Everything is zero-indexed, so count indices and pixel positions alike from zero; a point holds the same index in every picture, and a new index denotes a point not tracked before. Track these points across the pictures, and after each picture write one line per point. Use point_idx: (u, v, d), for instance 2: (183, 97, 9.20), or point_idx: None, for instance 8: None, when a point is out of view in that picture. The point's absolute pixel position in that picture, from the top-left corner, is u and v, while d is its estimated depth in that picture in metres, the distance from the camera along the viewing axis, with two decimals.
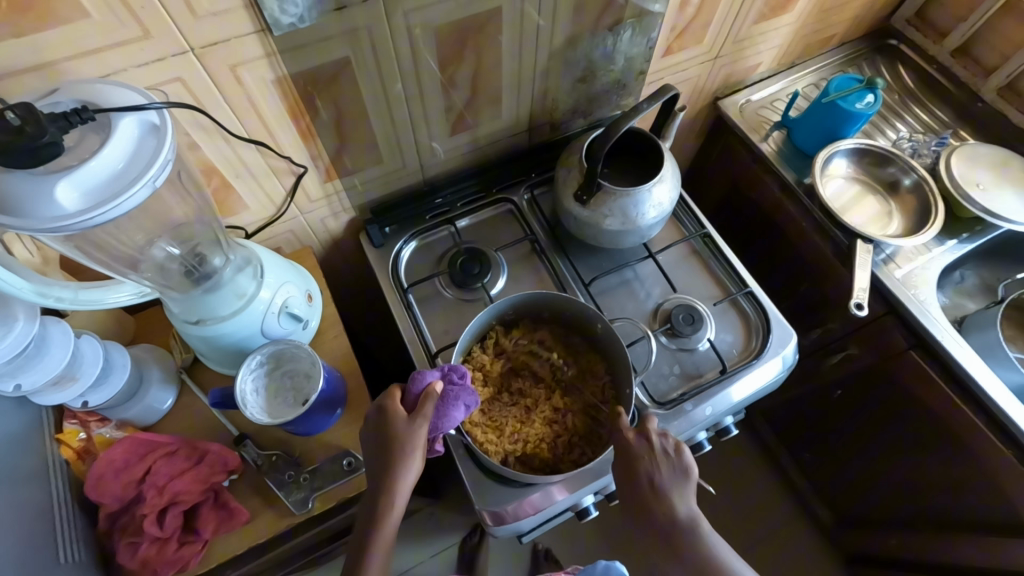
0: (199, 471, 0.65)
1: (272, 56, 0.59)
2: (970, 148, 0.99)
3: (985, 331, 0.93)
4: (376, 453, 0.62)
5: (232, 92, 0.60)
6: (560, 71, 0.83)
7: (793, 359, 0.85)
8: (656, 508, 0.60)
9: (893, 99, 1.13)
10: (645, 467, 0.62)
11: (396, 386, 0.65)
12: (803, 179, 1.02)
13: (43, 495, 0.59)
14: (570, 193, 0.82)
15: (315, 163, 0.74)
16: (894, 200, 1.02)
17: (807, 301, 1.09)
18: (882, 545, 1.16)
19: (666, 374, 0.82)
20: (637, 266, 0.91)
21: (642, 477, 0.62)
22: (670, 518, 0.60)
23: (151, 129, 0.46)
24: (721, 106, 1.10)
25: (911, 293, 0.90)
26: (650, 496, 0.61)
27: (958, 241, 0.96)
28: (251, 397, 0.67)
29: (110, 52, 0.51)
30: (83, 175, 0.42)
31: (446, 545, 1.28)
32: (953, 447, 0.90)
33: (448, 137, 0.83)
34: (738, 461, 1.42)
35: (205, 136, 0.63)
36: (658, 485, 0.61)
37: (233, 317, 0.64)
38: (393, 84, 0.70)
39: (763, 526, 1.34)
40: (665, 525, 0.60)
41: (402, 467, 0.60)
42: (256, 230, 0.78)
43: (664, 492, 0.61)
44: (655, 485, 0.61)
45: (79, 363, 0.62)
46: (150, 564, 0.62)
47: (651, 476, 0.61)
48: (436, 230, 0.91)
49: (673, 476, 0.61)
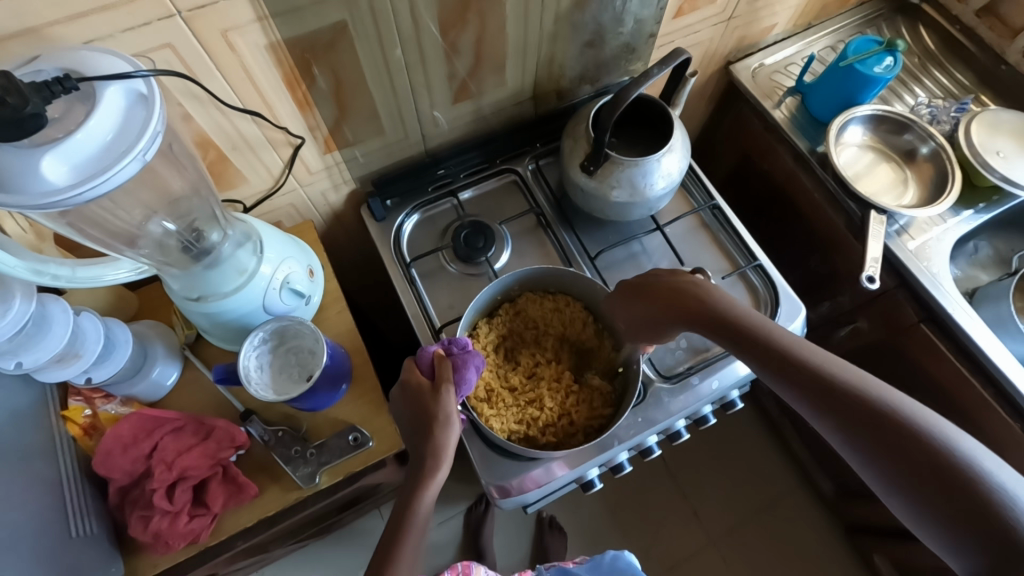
0: (206, 446, 0.65)
1: (264, 20, 0.56)
2: (992, 115, 0.96)
3: (997, 304, 0.91)
4: (414, 421, 0.62)
5: (224, 59, 0.57)
6: (568, 35, 0.80)
7: (801, 333, 0.84)
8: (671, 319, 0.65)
9: (913, 62, 1.08)
10: (649, 292, 0.67)
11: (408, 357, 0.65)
12: (816, 147, 0.99)
13: (53, 470, 0.60)
14: (576, 164, 0.80)
15: (314, 133, 0.72)
16: (910, 168, 0.99)
17: (816, 272, 1.07)
18: (881, 513, 1.18)
19: (673, 349, 0.81)
20: (644, 238, 0.89)
21: (650, 299, 0.67)
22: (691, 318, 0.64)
23: (138, 99, 0.44)
24: (733, 71, 1.06)
25: (924, 265, 0.88)
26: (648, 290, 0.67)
27: (974, 211, 0.93)
28: (255, 373, 0.67)
29: (96, 15, 0.48)
30: (70, 149, 0.40)
31: (452, 513, 1.30)
32: (958, 420, 0.90)
33: (450, 106, 0.80)
34: (741, 432, 1.43)
35: (198, 107, 0.60)
36: (668, 292, 0.66)
37: (235, 294, 0.63)
38: (393, 50, 0.67)
39: (763, 496, 1.36)
40: (691, 315, 0.64)
41: (443, 431, 0.60)
42: (254, 204, 0.77)
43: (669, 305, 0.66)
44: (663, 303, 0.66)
45: (82, 340, 0.61)
46: (162, 536, 0.63)
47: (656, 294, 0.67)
48: (439, 203, 0.89)
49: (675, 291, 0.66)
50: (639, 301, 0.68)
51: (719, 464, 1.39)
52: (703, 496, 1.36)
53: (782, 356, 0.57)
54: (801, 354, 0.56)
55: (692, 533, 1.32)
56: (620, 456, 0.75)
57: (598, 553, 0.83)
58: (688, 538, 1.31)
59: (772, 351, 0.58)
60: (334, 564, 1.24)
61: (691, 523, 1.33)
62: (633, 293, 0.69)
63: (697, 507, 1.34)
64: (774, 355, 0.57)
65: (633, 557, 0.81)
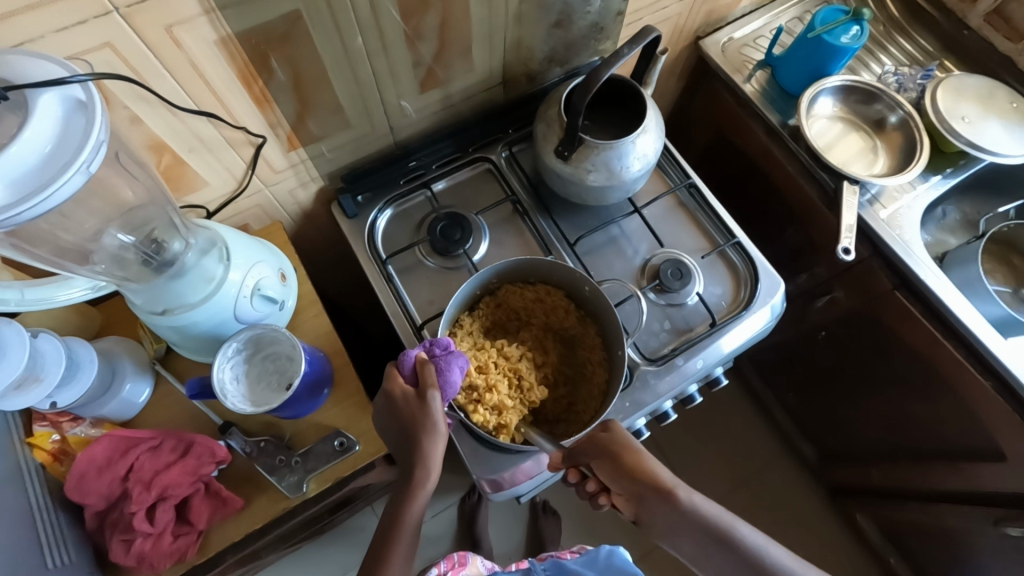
0: (186, 463, 0.63)
1: (212, 14, 0.53)
2: (956, 80, 0.97)
3: (966, 267, 0.93)
4: (403, 431, 0.61)
5: (171, 56, 0.54)
6: (534, 16, 0.77)
7: (781, 308, 0.85)
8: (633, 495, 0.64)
9: (878, 30, 1.08)
10: (619, 463, 0.64)
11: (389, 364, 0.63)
12: (787, 121, 0.99)
13: (22, 500, 0.57)
14: (550, 149, 0.78)
15: (275, 131, 0.69)
16: (879, 137, 1.00)
17: (792, 245, 1.08)
18: (862, 474, 1.22)
19: (657, 331, 0.81)
20: (622, 222, 0.88)
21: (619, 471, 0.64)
22: (660, 508, 0.63)
23: (77, 106, 0.40)
24: (702, 47, 1.05)
25: (896, 233, 0.89)
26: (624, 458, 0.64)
27: (942, 176, 0.95)
28: (231, 386, 0.64)
29: (22, 16, 0.44)
30: (5, 164, 0.37)
31: (446, 504, 1.30)
32: (933, 381, 0.93)
33: (417, 95, 0.78)
34: (726, 404, 1.46)
35: (148, 109, 0.57)
36: (648, 464, 0.63)
37: (203, 304, 0.60)
38: (353, 38, 0.64)
39: (749, 465, 1.40)
40: (661, 500, 0.62)
41: (429, 441, 0.59)
42: (218, 208, 0.73)
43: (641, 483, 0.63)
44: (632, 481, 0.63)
45: (42, 363, 0.58)
46: (146, 558, 0.61)
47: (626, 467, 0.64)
48: (412, 195, 0.86)
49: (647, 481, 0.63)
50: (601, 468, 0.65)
51: (706, 438, 1.42)
52: (692, 469, 1.38)
53: (743, 549, 0.59)
54: (761, 552, 0.59)
55: None
56: None
57: (594, 547, 0.84)
58: None
59: (734, 546, 0.60)
60: (330, 564, 1.24)
61: None
62: (597, 452, 0.65)
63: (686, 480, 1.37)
64: (729, 546, 0.59)
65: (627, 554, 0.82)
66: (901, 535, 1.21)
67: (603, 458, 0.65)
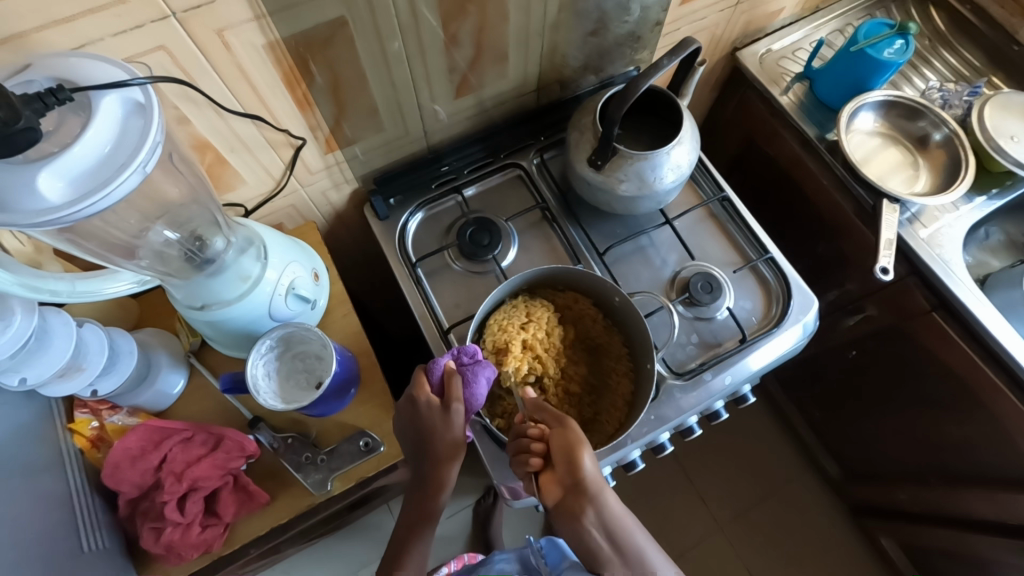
0: (215, 457, 0.64)
1: (261, 19, 0.54)
2: (1004, 98, 0.94)
3: (1010, 290, 0.90)
4: (420, 438, 0.62)
5: (220, 60, 0.55)
6: (571, 24, 0.77)
7: (813, 326, 0.83)
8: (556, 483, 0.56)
9: (922, 44, 1.05)
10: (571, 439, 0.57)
11: (417, 368, 0.64)
12: (825, 134, 0.97)
13: (61, 484, 0.59)
14: (583, 157, 0.78)
15: (314, 133, 0.70)
16: (921, 154, 0.97)
17: (824, 261, 1.06)
18: (889, 498, 1.18)
19: (684, 344, 0.80)
20: (653, 232, 0.87)
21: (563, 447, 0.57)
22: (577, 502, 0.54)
23: (136, 108, 0.42)
24: (738, 58, 1.04)
25: (936, 253, 0.87)
26: (564, 443, 0.57)
27: (987, 197, 0.92)
28: (263, 382, 0.66)
29: (84, 19, 0.46)
30: (67, 163, 0.39)
31: (461, 507, 1.30)
32: (969, 405, 0.90)
33: (452, 101, 0.78)
34: (749, 420, 1.43)
35: (195, 110, 0.59)
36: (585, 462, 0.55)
37: (239, 301, 0.62)
38: (392, 41, 0.64)
39: (771, 483, 1.36)
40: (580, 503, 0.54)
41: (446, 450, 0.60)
42: (255, 206, 0.75)
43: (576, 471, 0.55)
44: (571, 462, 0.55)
45: (85, 352, 0.60)
46: (175, 548, 0.62)
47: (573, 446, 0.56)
48: (443, 200, 0.87)
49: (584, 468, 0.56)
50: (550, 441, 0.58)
51: (727, 452, 1.39)
52: (711, 485, 1.36)
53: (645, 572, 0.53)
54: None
55: (701, 521, 1.32)
56: (631, 453, 0.74)
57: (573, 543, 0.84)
58: (697, 526, 1.32)
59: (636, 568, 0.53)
60: (345, 560, 1.25)
61: (700, 511, 1.33)
62: (560, 421, 0.60)
63: (705, 495, 1.35)
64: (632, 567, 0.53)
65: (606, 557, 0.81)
66: (929, 562, 1.17)
67: (560, 427, 0.59)
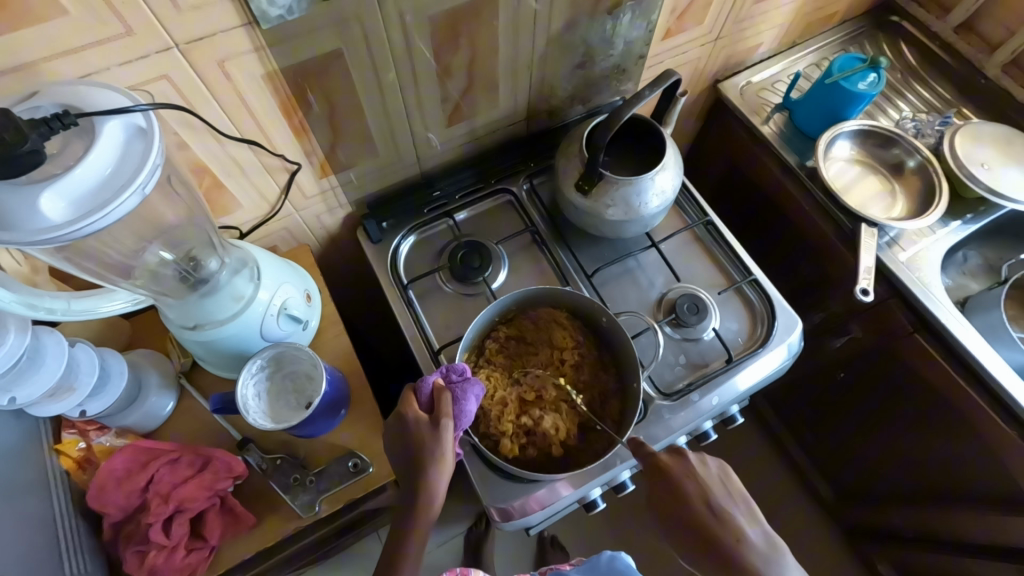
0: (203, 478, 0.63)
1: (261, 50, 0.57)
2: (973, 127, 0.98)
3: (988, 312, 0.92)
4: (408, 458, 0.62)
5: (220, 88, 0.57)
6: (559, 57, 0.81)
7: (798, 347, 0.84)
8: (735, 547, 0.56)
9: (894, 77, 1.11)
10: (744, 494, 0.61)
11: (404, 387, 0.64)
12: (805, 162, 1.01)
13: (45, 507, 0.58)
14: (571, 183, 0.81)
15: (310, 159, 0.72)
16: (897, 181, 1.00)
17: (808, 283, 1.08)
18: (883, 522, 1.17)
19: (672, 365, 0.81)
20: (640, 255, 0.89)
21: (741, 501, 0.60)
22: (763, 564, 0.54)
23: (137, 132, 0.44)
24: (720, 90, 1.08)
25: (915, 275, 0.89)
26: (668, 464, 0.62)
27: (962, 222, 0.95)
28: (253, 401, 0.66)
29: (92, 50, 0.48)
30: (68, 185, 0.40)
31: (451, 535, 1.28)
32: (955, 426, 0.91)
33: (444, 129, 0.81)
34: (741, 444, 1.43)
35: (195, 137, 0.61)
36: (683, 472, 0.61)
37: (232, 320, 0.63)
38: (387, 73, 0.67)
39: (765, 508, 1.36)
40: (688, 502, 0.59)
41: (435, 467, 0.60)
42: (251, 229, 0.77)
43: (756, 531, 0.57)
44: (754, 516, 0.59)
45: (76, 372, 0.60)
46: (158, 572, 0.61)
47: (748, 499, 0.61)
48: (435, 224, 0.89)
49: (763, 532, 0.57)
50: (726, 496, 0.60)
51: None
52: None
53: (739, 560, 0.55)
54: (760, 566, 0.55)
55: None
56: (620, 476, 0.75)
57: (596, 554, 0.80)
58: None
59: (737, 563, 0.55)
60: None
61: None
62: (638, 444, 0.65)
63: None
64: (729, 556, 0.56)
65: (631, 560, 0.77)
66: None
67: (727, 476, 0.62)
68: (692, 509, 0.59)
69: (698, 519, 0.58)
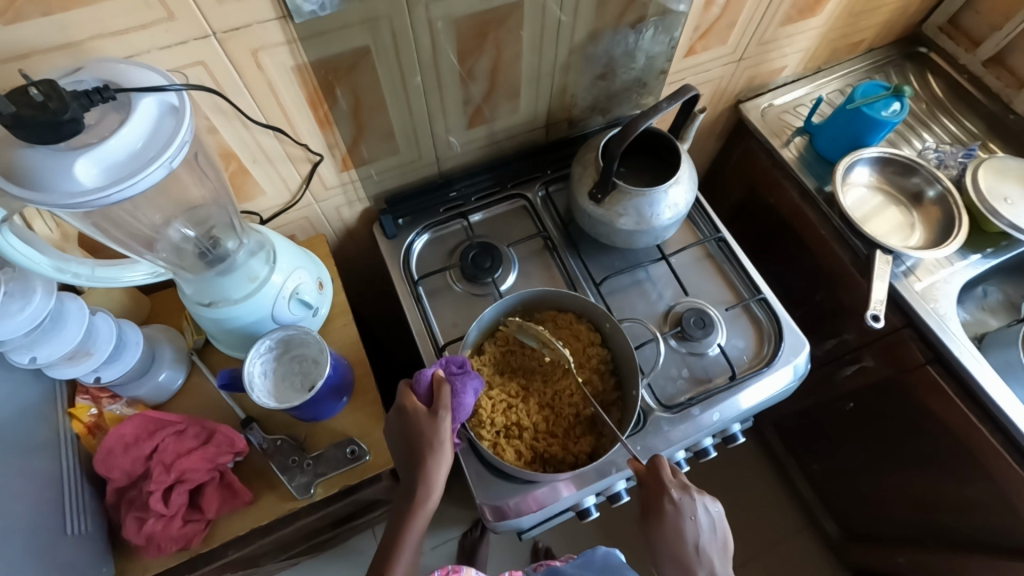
0: (205, 451, 0.65)
1: (293, 43, 0.59)
2: (998, 161, 0.96)
3: (1007, 349, 0.90)
4: (408, 447, 0.62)
5: (251, 77, 0.60)
6: (580, 67, 0.83)
7: (805, 369, 0.83)
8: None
9: (921, 108, 1.10)
10: (726, 535, 0.63)
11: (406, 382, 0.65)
12: (824, 186, 1.00)
13: (53, 465, 0.61)
14: (584, 190, 0.82)
15: (332, 151, 0.75)
16: (917, 210, 0.99)
17: (821, 308, 1.07)
18: (886, 560, 1.14)
19: (674, 377, 0.81)
20: (650, 267, 0.90)
21: (721, 541, 0.62)
22: None
23: (170, 110, 0.46)
24: (742, 110, 1.09)
25: (930, 306, 0.88)
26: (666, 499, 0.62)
27: (982, 255, 0.93)
28: (259, 380, 0.68)
29: (134, 33, 0.51)
30: (103, 153, 0.43)
31: (446, 538, 1.28)
32: (963, 463, 0.89)
33: (465, 130, 0.83)
34: (745, 470, 1.40)
35: (224, 121, 0.63)
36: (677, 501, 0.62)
37: (245, 300, 0.65)
38: (413, 76, 0.70)
39: (765, 537, 1.33)
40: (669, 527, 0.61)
41: (433, 457, 0.61)
42: (271, 216, 0.79)
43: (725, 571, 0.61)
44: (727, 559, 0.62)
45: (94, 338, 0.63)
46: (154, 539, 0.63)
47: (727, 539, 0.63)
48: (449, 224, 0.91)
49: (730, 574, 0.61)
50: (712, 537, 0.62)
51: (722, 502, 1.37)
52: None
53: None
54: None
55: None
56: (616, 485, 0.74)
57: (589, 549, 0.80)
58: None
59: None
60: None
61: None
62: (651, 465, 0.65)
63: None
64: None
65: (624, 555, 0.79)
66: None
67: (715, 515, 0.63)
68: (678, 543, 0.61)
69: (676, 552, 0.61)
